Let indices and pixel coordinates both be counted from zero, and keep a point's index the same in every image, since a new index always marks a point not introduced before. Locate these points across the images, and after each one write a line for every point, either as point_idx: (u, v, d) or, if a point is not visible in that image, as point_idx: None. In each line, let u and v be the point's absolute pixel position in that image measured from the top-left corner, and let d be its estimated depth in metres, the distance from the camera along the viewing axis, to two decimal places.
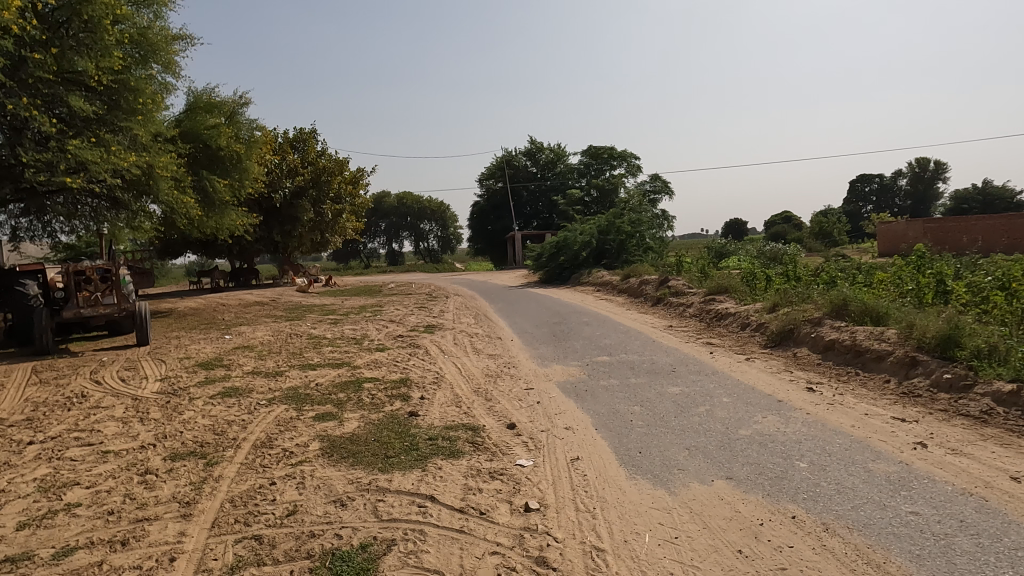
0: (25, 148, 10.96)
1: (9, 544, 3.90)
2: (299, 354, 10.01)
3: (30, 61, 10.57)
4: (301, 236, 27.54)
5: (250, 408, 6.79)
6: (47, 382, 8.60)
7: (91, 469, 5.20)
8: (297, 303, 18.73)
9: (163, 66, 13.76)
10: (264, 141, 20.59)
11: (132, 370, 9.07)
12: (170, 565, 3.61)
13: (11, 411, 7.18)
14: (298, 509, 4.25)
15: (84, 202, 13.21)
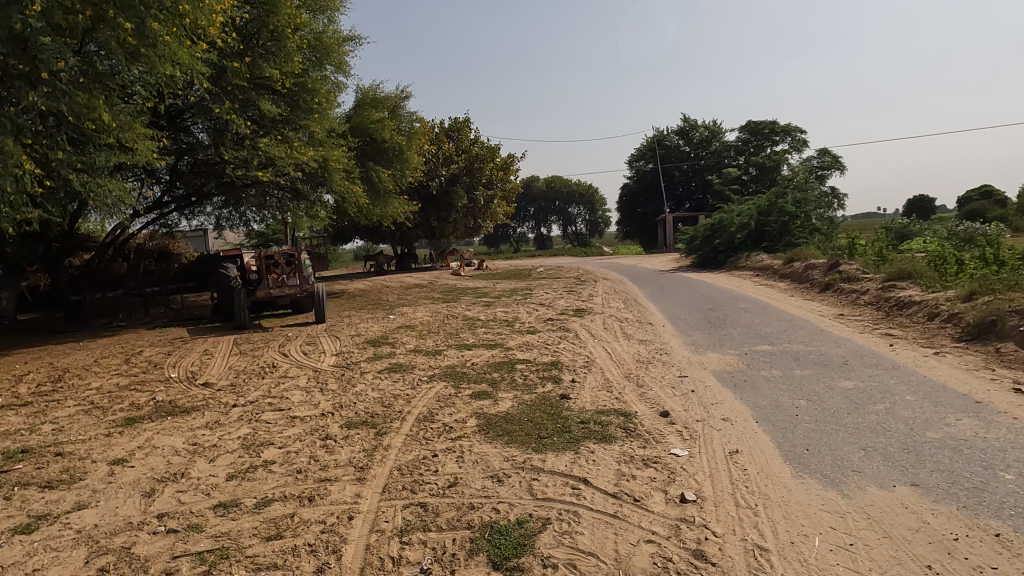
0: (226, 147, 12.65)
1: (222, 491, 4.54)
2: (456, 334, 10.54)
3: (229, 70, 12.10)
4: (456, 222, 28.80)
5: (413, 384, 7.29)
6: (246, 353, 9.83)
7: (282, 431, 5.87)
8: (453, 286, 19.67)
9: (335, 67, 14.88)
10: (422, 131, 21.71)
11: (312, 345, 10.10)
12: (349, 523, 3.98)
13: (218, 376, 8.33)
14: (458, 481, 4.49)
15: (272, 194, 14.83)
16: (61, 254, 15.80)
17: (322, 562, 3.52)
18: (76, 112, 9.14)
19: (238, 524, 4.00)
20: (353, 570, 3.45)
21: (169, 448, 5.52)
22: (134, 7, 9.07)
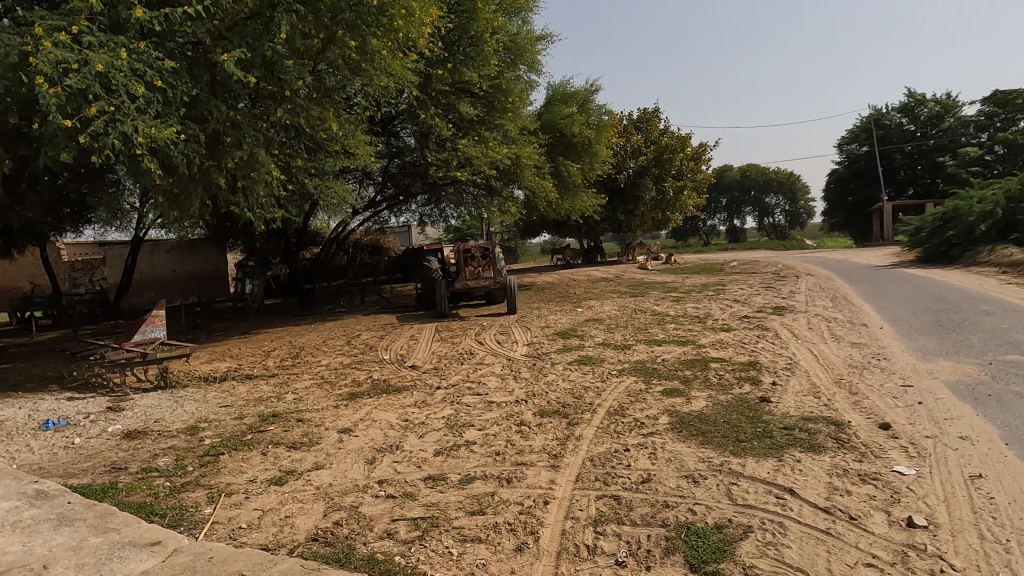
0: (430, 150, 13.76)
1: (430, 465, 4.96)
2: (645, 329, 10.39)
3: (434, 77, 13.27)
4: (643, 215, 28.31)
5: (603, 377, 7.34)
6: (446, 340, 10.60)
7: (481, 415, 6.25)
8: (640, 281, 19.38)
9: (528, 66, 15.34)
10: (611, 124, 21.61)
11: (506, 335, 10.59)
12: (545, 507, 4.13)
13: (424, 360, 9.10)
14: (651, 478, 4.44)
15: (469, 191, 15.77)
16: (298, 248, 18.33)
17: (521, 541, 3.70)
18: (311, 124, 10.55)
19: (445, 497, 4.34)
20: (549, 552, 3.57)
21: (385, 422, 6.16)
22: (357, 27, 10.20)
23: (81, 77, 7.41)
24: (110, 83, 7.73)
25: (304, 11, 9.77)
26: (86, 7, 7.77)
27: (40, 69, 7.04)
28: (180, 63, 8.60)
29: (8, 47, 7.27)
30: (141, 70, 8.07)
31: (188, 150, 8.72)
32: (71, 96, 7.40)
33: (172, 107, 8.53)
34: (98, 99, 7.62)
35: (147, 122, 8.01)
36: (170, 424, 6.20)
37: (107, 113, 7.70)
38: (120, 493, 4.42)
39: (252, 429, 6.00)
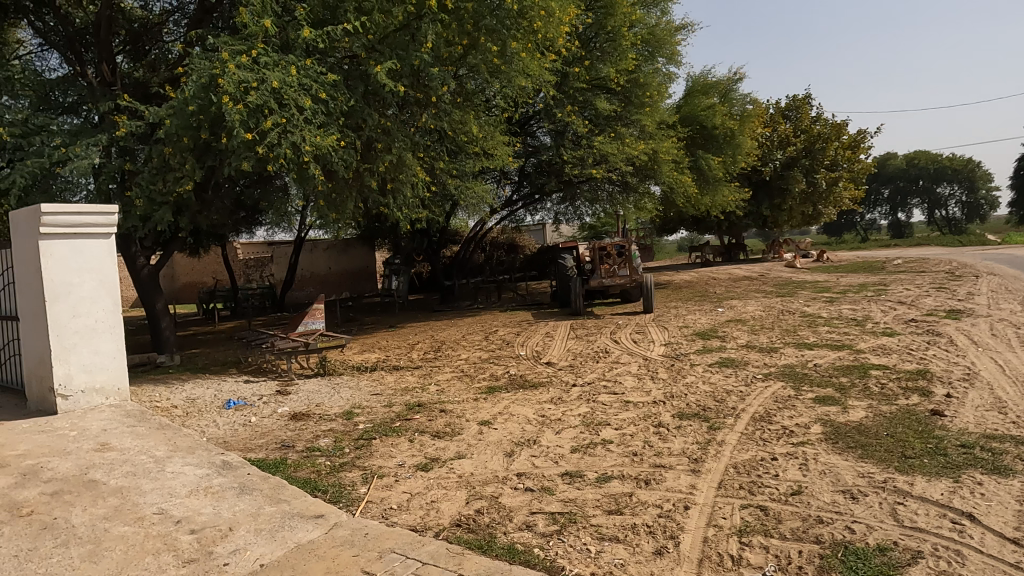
0: (566, 148, 13.85)
1: (567, 461, 5.01)
2: (793, 331, 9.73)
3: (571, 75, 13.36)
4: (792, 209, 26.51)
5: (747, 381, 6.98)
6: (581, 338, 10.61)
7: (617, 414, 6.20)
8: (788, 280, 18.16)
9: (667, 58, 14.93)
10: (756, 114, 20.46)
11: (642, 334, 10.40)
12: (685, 512, 4.01)
13: (559, 357, 9.18)
14: (803, 491, 4.16)
15: (604, 188, 15.63)
16: (439, 246, 19.22)
17: (660, 545, 3.63)
18: (453, 128, 11.02)
19: (583, 494, 4.36)
20: (691, 559, 3.47)
21: (523, 416, 6.30)
22: (497, 31, 10.49)
23: (259, 94, 8.31)
24: (283, 98, 8.58)
25: (448, 20, 10.26)
26: (262, 31, 8.75)
27: (227, 89, 8.01)
28: (339, 76, 9.39)
29: (202, 71, 8.32)
30: (307, 84, 8.91)
31: (346, 157, 9.46)
32: (250, 112, 8.32)
33: (333, 117, 9.30)
34: (272, 113, 8.48)
35: (313, 132, 8.79)
36: (329, 408, 6.77)
37: (279, 125, 8.55)
38: (289, 469, 4.91)
39: (400, 417, 6.40)
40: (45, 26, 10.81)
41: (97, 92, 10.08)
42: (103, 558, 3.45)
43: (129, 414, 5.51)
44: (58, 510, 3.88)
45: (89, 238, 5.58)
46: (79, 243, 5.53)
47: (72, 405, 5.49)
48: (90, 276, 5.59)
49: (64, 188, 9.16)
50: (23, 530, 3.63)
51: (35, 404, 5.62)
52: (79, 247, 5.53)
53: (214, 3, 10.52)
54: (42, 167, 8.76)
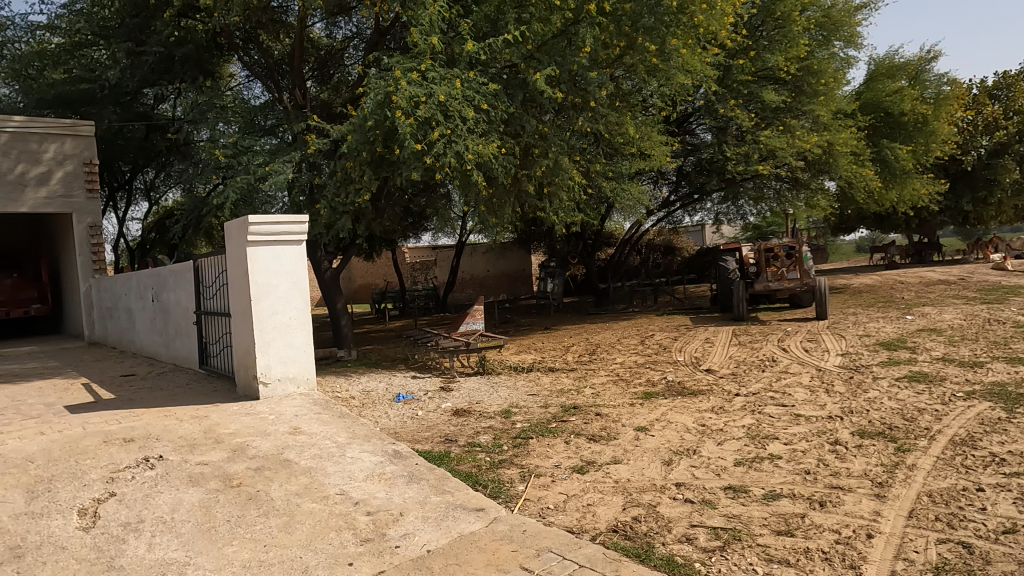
0: (729, 144, 13.20)
1: (730, 474, 4.76)
2: (1004, 344, 8.43)
3: (735, 68, 12.73)
4: (1001, 203, 23.03)
5: (944, 399, 6.16)
6: (745, 345, 10.02)
7: (787, 428, 5.77)
8: (997, 284, 15.77)
9: (845, 41, 13.68)
10: (955, 95, 18.05)
11: (815, 343, 9.59)
12: (868, 541, 3.63)
13: (721, 365, 8.74)
14: (1018, 530, 3.58)
15: (771, 186, 14.66)
16: (593, 249, 19.21)
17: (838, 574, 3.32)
18: (610, 130, 10.96)
19: (748, 510, 4.12)
20: None
21: (681, 424, 6.09)
22: (656, 29, 10.27)
23: (427, 108, 8.88)
24: (448, 110, 9.09)
25: (606, 22, 10.24)
26: (429, 48, 9.43)
27: (399, 104, 8.67)
28: (500, 86, 9.80)
29: (378, 90, 9.06)
30: (470, 96, 9.37)
31: (505, 163, 9.78)
32: (419, 125, 8.91)
33: (494, 126, 9.68)
34: (439, 124, 9.01)
35: (475, 141, 9.20)
36: (488, 406, 7.03)
37: (445, 136, 9.06)
38: (453, 461, 5.17)
39: (556, 418, 6.48)
40: (251, 59, 12.41)
41: (292, 115, 11.37)
42: (296, 530, 3.87)
43: (316, 402, 6.13)
44: (261, 483, 4.43)
45: (286, 244, 6.30)
46: (278, 249, 6.26)
47: (271, 392, 6.22)
48: (286, 278, 6.31)
49: (265, 200, 10.43)
50: (234, 499, 4.19)
51: (242, 390, 6.44)
52: (278, 252, 6.26)
53: (387, 27, 11.43)
54: (249, 183, 10.05)
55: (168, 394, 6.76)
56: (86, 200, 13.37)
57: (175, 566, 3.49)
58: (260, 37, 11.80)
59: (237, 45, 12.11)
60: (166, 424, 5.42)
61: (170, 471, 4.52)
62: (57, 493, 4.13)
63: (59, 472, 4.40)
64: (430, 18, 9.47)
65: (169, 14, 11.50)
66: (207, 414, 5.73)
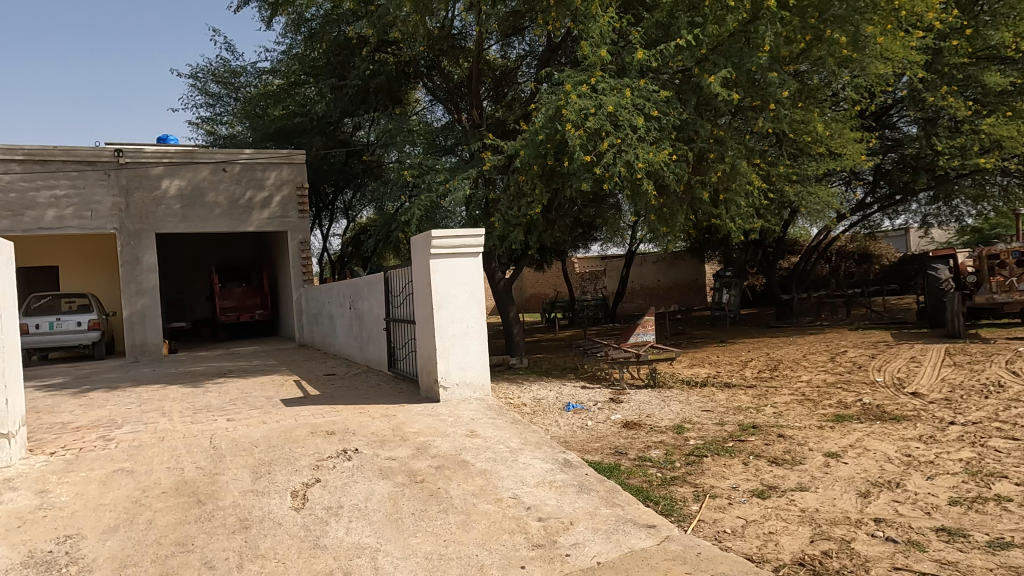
0: (939, 138, 11.65)
1: (944, 514, 4.16)
2: None
3: (946, 50, 11.26)
4: None
5: None
6: (962, 366, 8.71)
7: (1020, 466, 4.91)
8: None
9: None
10: None
11: None
12: None
13: (930, 388, 7.69)
14: None
15: (995, 182, 12.66)
16: (774, 258, 17.94)
17: None
18: (794, 130, 10.20)
19: (967, 558, 3.57)
20: None
21: (881, 453, 5.45)
22: (848, 17, 9.40)
23: (596, 119, 8.94)
24: (618, 120, 9.07)
25: (789, 16, 9.60)
26: (599, 60, 9.51)
27: (570, 118, 8.82)
28: (672, 92, 9.59)
29: (549, 104, 9.31)
30: (640, 104, 9.28)
31: (678, 171, 9.51)
32: (589, 136, 8.99)
33: (665, 133, 9.48)
34: (609, 134, 9.02)
35: (646, 149, 9.07)
36: (659, 420, 6.84)
37: (615, 146, 9.03)
38: (623, 475, 5.11)
39: (733, 437, 6.13)
40: (434, 85, 13.37)
41: (469, 134, 12.07)
42: (472, 528, 4.08)
43: (490, 407, 6.40)
44: (441, 481, 4.72)
45: (464, 256, 6.69)
46: (457, 261, 6.66)
47: (450, 396, 6.60)
48: (464, 288, 6.69)
49: (445, 216, 11.15)
50: (418, 494, 4.52)
51: (425, 392, 6.92)
52: (457, 264, 6.66)
53: (559, 43, 11.71)
54: (431, 200, 10.83)
55: (362, 393, 7.46)
56: (298, 219, 15.27)
57: (369, 551, 3.84)
58: (442, 63, 12.69)
59: (421, 73, 13.12)
60: (360, 421, 5.99)
61: (364, 463, 4.98)
62: (275, 476, 4.75)
63: (277, 457, 5.05)
64: (600, 30, 9.58)
65: (366, 50, 12.80)
66: (395, 413, 6.23)
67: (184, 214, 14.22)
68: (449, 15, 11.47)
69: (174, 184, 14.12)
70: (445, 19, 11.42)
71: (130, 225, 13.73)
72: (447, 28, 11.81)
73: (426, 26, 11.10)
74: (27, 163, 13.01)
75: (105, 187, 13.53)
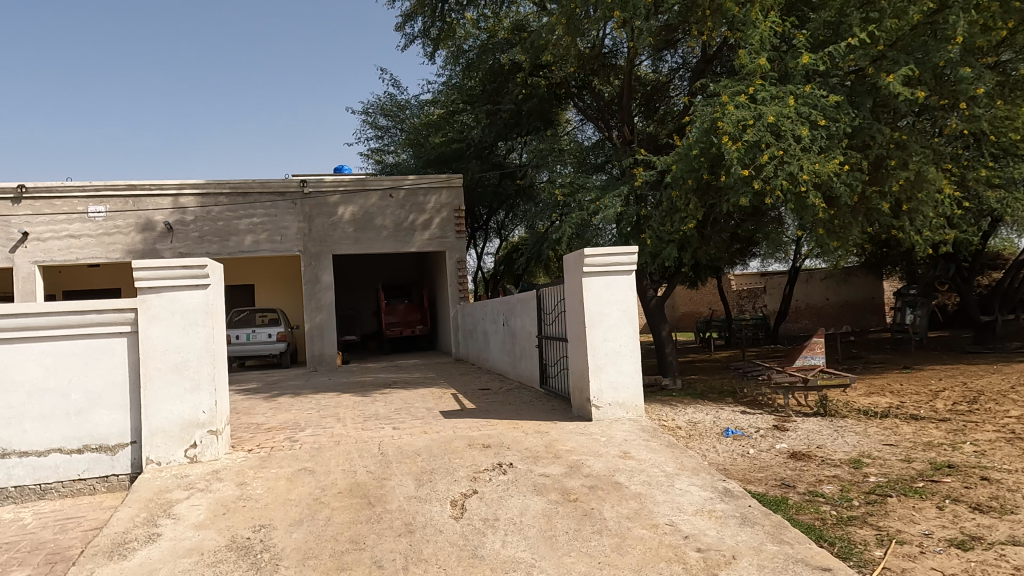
0: None
1: None
2: None
3: None
4: None
5: None
6: None
7: None
8: None
9: None
10: None
11: None
12: None
13: None
14: None
15: None
16: (971, 274, 15.80)
17: None
18: (996, 129, 8.96)
19: None
20: None
21: None
22: None
23: (755, 130, 8.50)
24: (780, 130, 8.55)
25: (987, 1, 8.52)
26: (759, 68, 9.09)
27: (726, 130, 8.47)
28: (842, 96, 8.88)
29: (704, 117, 9.04)
30: (805, 112, 8.70)
31: (850, 181, 8.72)
32: (747, 148, 8.56)
33: (835, 141, 8.77)
34: (769, 146, 8.52)
35: (812, 159, 8.44)
36: (832, 452, 6.25)
37: (776, 158, 8.51)
38: (791, 509, 4.73)
39: (924, 477, 5.43)
40: (584, 104, 13.47)
41: (620, 151, 12.03)
42: (627, 553, 3.99)
43: (644, 429, 6.25)
44: (594, 501, 4.68)
45: (618, 274, 6.63)
46: (610, 279, 6.63)
47: (603, 415, 6.55)
48: (617, 307, 6.62)
49: (596, 233, 11.15)
50: (572, 512, 4.51)
51: (577, 410, 6.93)
52: (610, 282, 6.62)
53: (714, 53, 11.31)
54: (582, 218, 10.90)
55: (515, 408, 7.62)
56: (456, 239, 16.08)
57: (524, 566, 3.90)
58: (593, 82, 12.73)
59: (573, 93, 13.27)
60: (514, 435, 6.13)
61: (518, 478, 5.08)
62: (436, 484, 4.99)
63: (437, 466, 5.31)
64: (760, 37, 9.16)
65: (519, 75, 13.24)
66: (548, 430, 6.29)
67: (356, 236, 15.55)
68: (600, 35, 11.54)
69: (348, 210, 15.52)
70: (596, 39, 11.50)
71: (312, 248, 15.28)
72: (598, 48, 11.87)
73: (578, 47, 11.25)
74: (232, 196, 14.97)
75: (292, 214, 15.21)
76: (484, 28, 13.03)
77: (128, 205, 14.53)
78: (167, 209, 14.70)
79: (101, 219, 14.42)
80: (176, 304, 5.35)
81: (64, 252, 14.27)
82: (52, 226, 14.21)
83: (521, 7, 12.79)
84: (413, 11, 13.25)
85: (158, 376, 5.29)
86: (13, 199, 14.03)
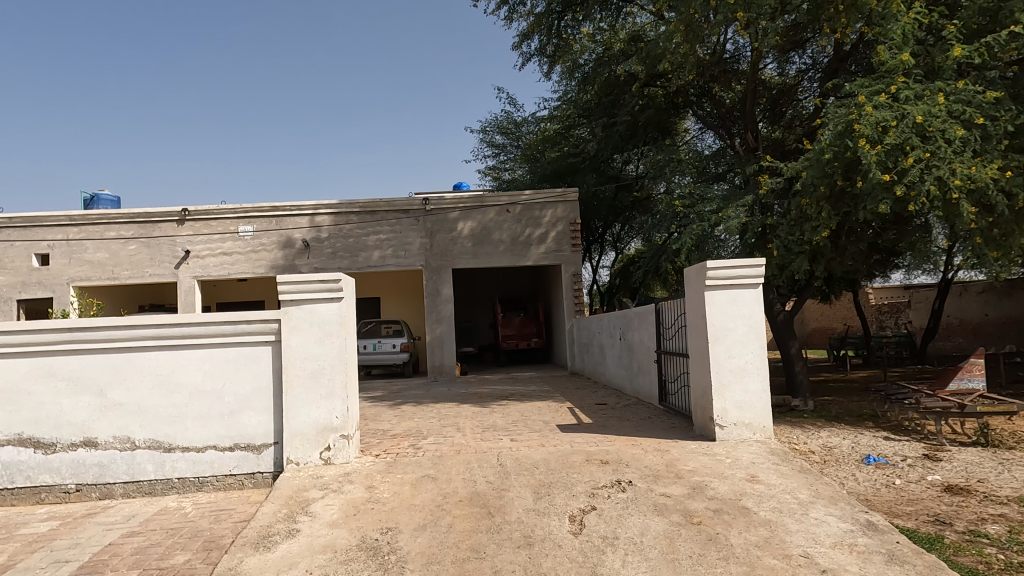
0: None
1: None
2: None
3: None
4: None
5: None
6: None
7: None
8: None
9: None
10: None
11: None
12: None
13: None
14: None
15: None
16: None
17: None
18: None
19: None
20: None
21: None
22: None
23: (899, 132, 7.85)
24: (927, 131, 7.83)
25: None
26: (901, 64, 8.41)
27: (863, 133, 7.88)
28: (1002, 91, 7.99)
29: (838, 120, 8.47)
30: (958, 111, 7.93)
31: (1013, 185, 7.77)
32: (889, 152, 7.91)
33: (993, 143, 7.90)
34: (915, 149, 7.82)
35: (967, 163, 7.64)
36: (997, 488, 5.56)
37: (922, 162, 7.79)
38: (947, 549, 4.25)
39: None
40: (704, 112, 13.03)
41: (743, 159, 11.52)
42: None
43: (773, 452, 5.89)
44: (720, 526, 4.46)
45: (744, 287, 6.34)
46: (736, 292, 6.34)
47: (727, 436, 6.25)
48: (742, 322, 6.32)
49: (717, 245, 10.73)
50: (695, 536, 4.33)
51: (699, 429, 6.66)
52: (736, 295, 6.34)
53: (848, 50, 10.57)
54: (702, 229, 10.55)
55: (634, 425, 7.46)
56: (571, 253, 16.10)
57: None
58: (713, 89, 12.27)
59: (692, 101, 12.90)
60: (633, 452, 5.99)
61: (638, 496, 4.96)
62: (554, 498, 4.99)
63: (555, 480, 5.31)
64: (902, 30, 8.49)
65: (636, 86, 13.08)
66: (669, 449, 6.10)
67: (474, 251, 16.00)
68: (721, 40, 11.17)
69: (467, 226, 16.02)
70: (716, 44, 11.12)
71: (433, 262, 15.92)
72: (718, 53, 11.49)
73: (697, 54, 10.95)
74: (361, 214, 15.93)
75: (415, 230, 15.94)
76: (600, 41, 13.01)
77: (272, 224, 15.89)
78: (305, 228, 15.91)
79: (249, 237, 15.87)
80: (314, 316, 5.76)
81: (218, 268, 15.85)
82: (209, 245, 15.83)
83: (637, 18, 12.68)
84: (530, 29, 13.53)
85: (298, 383, 5.71)
86: (178, 221, 15.76)
